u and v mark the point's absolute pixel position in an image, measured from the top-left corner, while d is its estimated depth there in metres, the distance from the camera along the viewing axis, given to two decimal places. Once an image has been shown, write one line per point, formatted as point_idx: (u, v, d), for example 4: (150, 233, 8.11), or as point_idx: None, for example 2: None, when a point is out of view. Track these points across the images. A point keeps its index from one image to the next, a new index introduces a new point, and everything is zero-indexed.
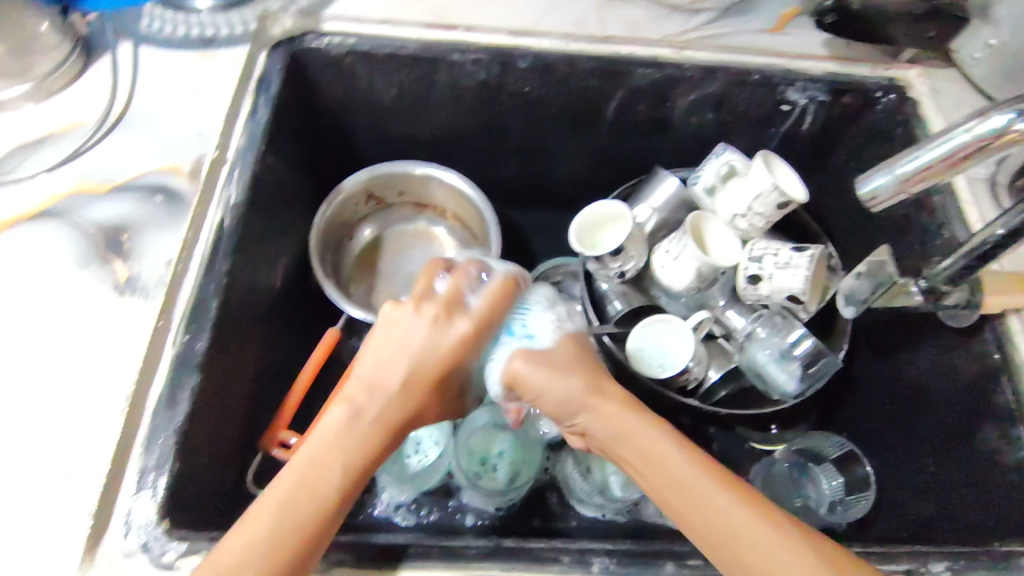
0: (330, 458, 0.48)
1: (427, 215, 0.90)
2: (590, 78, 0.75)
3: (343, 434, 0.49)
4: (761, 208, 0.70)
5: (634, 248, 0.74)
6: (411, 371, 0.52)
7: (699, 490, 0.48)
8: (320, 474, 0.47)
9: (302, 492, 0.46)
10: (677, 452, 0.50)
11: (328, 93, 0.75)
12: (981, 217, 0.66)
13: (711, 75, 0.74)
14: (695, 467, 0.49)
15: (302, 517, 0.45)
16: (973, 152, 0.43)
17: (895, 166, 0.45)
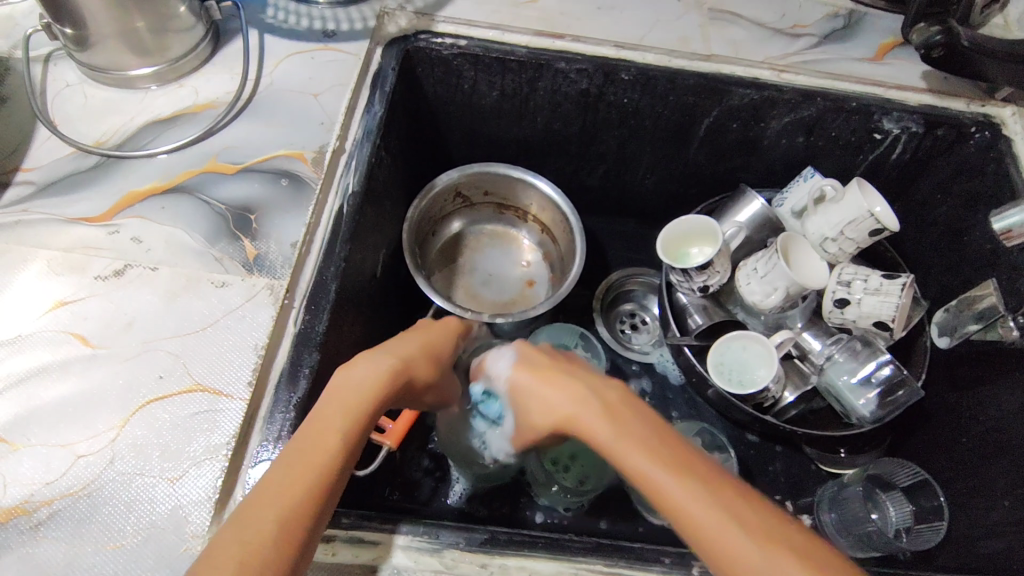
0: (299, 449, 0.43)
1: (507, 217, 0.92)
2: (688, 93, 0.76)
3: (341, 393, 0.47)
4: (853, 234, 0.72)
5: (720, 262, 0.75)
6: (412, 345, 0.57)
7: (695, 511, 0.41)
8: (324, 431, 0.44)
9: (303, 456, 0.43)
10: (653, 451, 0.45)
11: (433, 92, 0.78)
12: None
13: (809, 100, 0.76)
14: (693, 479, 0.42)
15: (305, 473, 0.42)
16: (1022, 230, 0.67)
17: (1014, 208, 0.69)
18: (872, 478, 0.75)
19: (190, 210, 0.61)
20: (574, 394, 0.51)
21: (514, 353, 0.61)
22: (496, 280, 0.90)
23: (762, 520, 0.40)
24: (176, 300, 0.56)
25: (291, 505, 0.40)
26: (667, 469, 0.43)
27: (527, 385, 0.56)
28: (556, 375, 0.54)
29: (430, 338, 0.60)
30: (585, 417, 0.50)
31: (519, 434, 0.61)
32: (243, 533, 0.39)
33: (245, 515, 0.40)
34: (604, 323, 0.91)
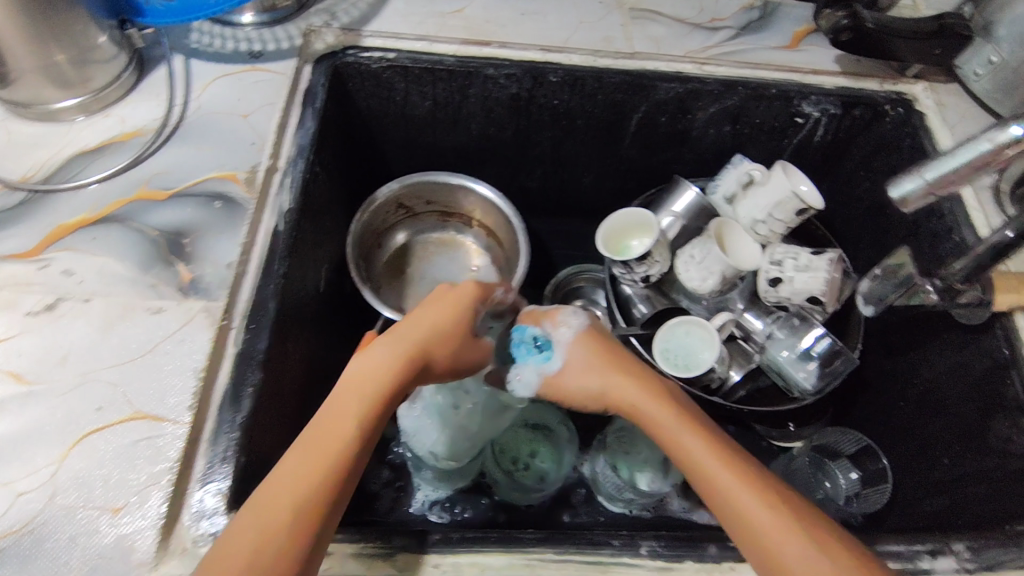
0: (322, 444, 0.46)
1: (453, 224, 0.93)
2: (616, 91, 0.79)
3: (365, 379, 0.50)
4: (781, 215, 0.75)
5: (660, 253, 0.78)
6: (429, 330, 0.55)
7: (718, 476, 0.49)
8: (341, 424, 0.47)
9: (319, 445, 0.46)
10: (708, 441, 0.51)
11: (368, 106, 0.79)
12: (986, 221, 0.69)
13: (731, 90, 0.79)
14: (718, 455, 0.50)
15: (320, 460, 0.45)
16: (952, 179, 0.47)
17: (918, 166, 0.48)
18: (821, 449, 0.79)
19: (123, 239, 0.61)
20: (638, 381, 0.58)
21: (587, 320, 0.63)
22: (447, 287, 0.91)
23: (772, 487, 0.48)
24: (113, 329, 0.56)
25: (309, 491, 0.44)
26: (696, 446, 0.51)
27: (588, 359, 0.60)
28: (619, 360, 0.60)
29: (451, 310, 0.57)
30: (648, 404, 0.56)
31: (563, 384, 0.60)
32: (262, 518, 0.43)
33: (261, 502, 0.44)
34: None
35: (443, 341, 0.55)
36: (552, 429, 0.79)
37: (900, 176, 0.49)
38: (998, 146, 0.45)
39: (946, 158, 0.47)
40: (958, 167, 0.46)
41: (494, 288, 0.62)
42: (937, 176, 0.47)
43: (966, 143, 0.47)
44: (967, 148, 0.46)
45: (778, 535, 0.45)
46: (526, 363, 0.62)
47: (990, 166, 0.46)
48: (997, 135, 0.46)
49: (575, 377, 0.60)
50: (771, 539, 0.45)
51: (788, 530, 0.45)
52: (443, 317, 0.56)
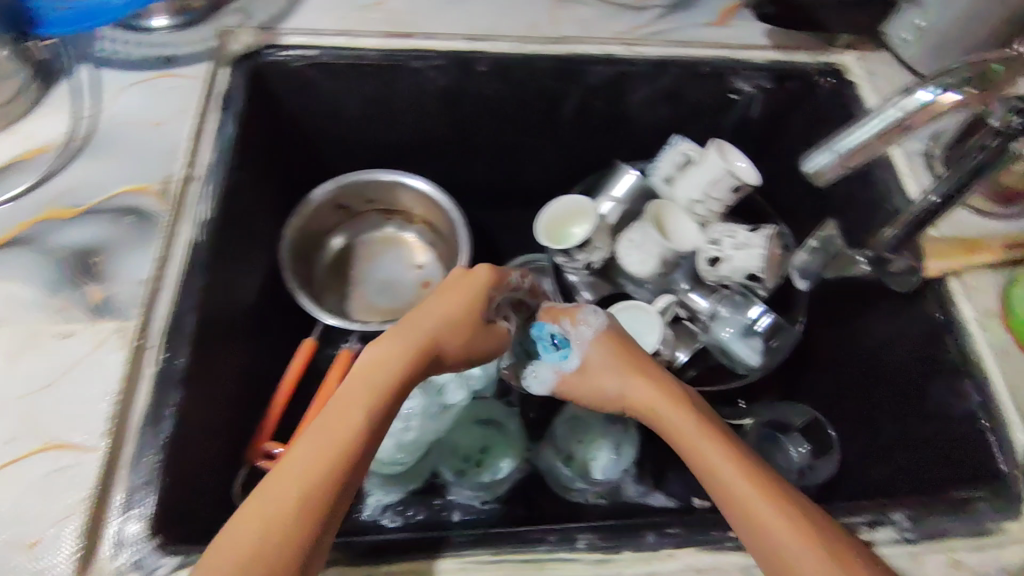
0: (330, 437, 0.44)
1: (395, 222, 0.90)
2: (547, 77, 0.78)
3: (377, 372, 0.48)
4: (717, 194, 0.75)
5: (599, 239, 0.78)
6: (444, 316, 0.54)
7: (734, 480, 0.48)
8: (349, 415, 0.45)
9: (328, 437, 0.44)
10: (725, 445, 0.51)
11: (292, 106, 0.77)
12: (919, 186, 0.70)
13: (662, 70, 0.78)
14: (728, 449, 0.51)
15: (328, 450, 0.43)
16: (866, 148, 0.45)
17: (834, 138, 0.47)
18: (770, 423, 0.79)
19: (32, 263, 0.58)
20: (657, 386, 0.59)
21: (607, 321, 0.65)
22: (392, 287, 0.89)
23: (779, 483, 0.48)
24: (21, 358, 0.54)
25: (316, 485, 0.42)
26: (703, 439, 0.52)
27: (607, 363, 0.62)
28: (638, 365, 0.61)
29: (463, 293, 0.56)
30: (667, 410, 0.56)
31: (580, 381, 0.64)
32: (268, 513, 0.40)
33: (263, 496, 0.41)
34: None
35: (454, 327, 0.55)
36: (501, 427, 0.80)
37: (812, 153, 0.47)
38: (909, 114, 0.44)
39: (862, 129, 0.45)
40: (875, 137, 0.45)
41: (511, 271, 0.62)
42: (859, 149, 0.45)
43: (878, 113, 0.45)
44: (881, 117, 0.45)
45: (783, 520, 0.45)
46: (547, 359, 0.67)
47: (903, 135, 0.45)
48: (908, 101, 0.45)
49: (592, 376, 0.63)
50: (774, 523, 0.46)
51: (791, 518, 0.45)
52: (457, 301, 0.56)
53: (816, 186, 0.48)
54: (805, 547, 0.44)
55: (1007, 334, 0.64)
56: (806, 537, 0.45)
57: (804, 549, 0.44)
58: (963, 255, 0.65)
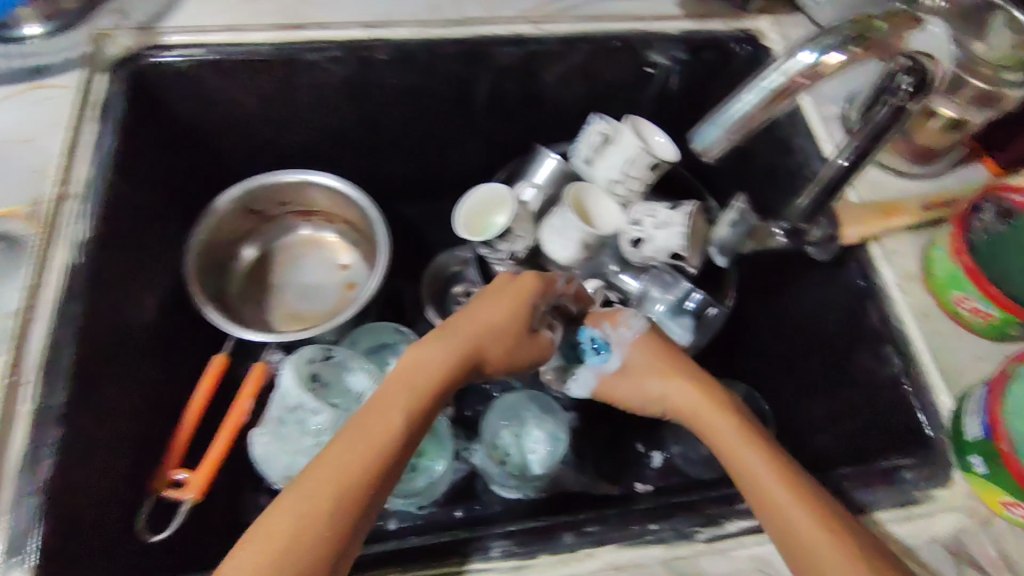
0: (366, 441, 0.47)
1: (314, 222, 0.86)
2: (454, 62, 0.74)
3: (415, 376, 0.51)
4: (636, 173, 0.72)
5: (521, 227, 0.75)
6: (490, 323, 0.57)
7: (763, 479, 0.50)
8: (384, 420, 0.48)
9: (364, 437, 0.47)
10: (761, 447, 0.52)
11: (185, 110, 0.72)
12: (832, 144, 0.69)
13: (573, 47, 0.75)
14: (766, 452, 0.52)
15: (366, 453, 0.46)
16: (748, 122, 0.44)
17: (719, 110, 0.45)
18: None
19: None
20: (696, 388, 0.60)
21: (646, 324, 0.66)
22: (315, 292, 0.85)
23: (807, 482, 0.50)
24: None
25: (347, 492, 0.44)
26: (735, 432, 0.55)
27: (643, 361, 0.63)
28: (681, 365, 0.62)
29: (510, 300, 0.59)
30: (706, 413, 0.58)
31: (616, 382, 0.65)
32: (304, 502, 0.43)
33: (301, 488, 0.44)
34: (439, 309, 0.86)
35: (488, 333, 0.57)
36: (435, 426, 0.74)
37: (701, 128, 0.46)
38: (791, 78, 0.43)
39: (743, 101, 0.44)
40: (756, 109, 0.44)
41: (558, 278, 0.64)
42: (740, 124, 0.44)
43: (759, 81, 0.44)
44: (761, 87, 0.43)
45: (792, 506, 0.48)
46: (587, 362, 0.67)
47: (786, 102, 0.44)
48: (790, 65, 0.43)
49: (631, 377, 0.64)
50: (783, 504, 0.48)
51: (800, 502, 0.48)
52: (501, 308, 0.58)
53: (699, 158, 0.48)
54: (808, 526, 0.46)
55: (928, 295, 0.63)
56: (828, 536, 0.46)
57: (823, 547, 0.45)
58: (880, 218, 0.63)
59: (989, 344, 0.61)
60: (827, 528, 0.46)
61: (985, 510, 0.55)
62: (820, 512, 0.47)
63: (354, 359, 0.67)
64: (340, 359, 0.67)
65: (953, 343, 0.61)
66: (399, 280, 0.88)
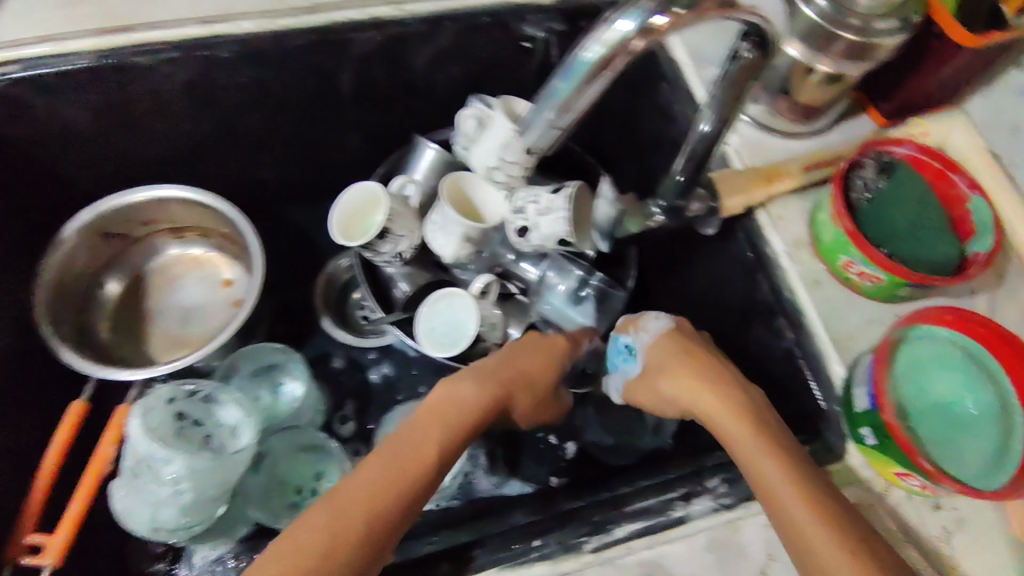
0: (395, 474, 0.50)
1: (189, 238, 0.80)
2: (307, 55, 0.67)
3: (453, 413, 0.56)
4: (512, 156, 0.66)
5: (402, 225, 0.69)
6: (516, 368, 0.63)
7: (770, 477, 0.47)
8: (417, 451, 0.52)
9: (394, 465, 0.51)
10: (775, 445, 0.49)
11: (8, 135, 0.64)
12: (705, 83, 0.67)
13: (438, 26, 0.69)
14: (777, 453, 0.49)
15: (394, 480, 0.49)
16: (571, 106, 0.41)
17: (546, 90, 0.41)
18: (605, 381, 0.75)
19: None
20: (722, 395, 0.56)
21: (671, 324, 0.64)
22: (197, 315, 0.79)
23: (821, 486, 0.47)
24: None
25: (369, 518, 0.47)
26: (746, 430, 0.52)
27: (665, 359, 0.61)
28: (709, 368, 0.59)
29: (543, 353, 0.67)
30: (724, 416, 0.55)
31: (641, 386, 0.64)
32: (342, 514, 0.47)
33: (333, 501, 0.48)
34: (336, 318, 0.81)
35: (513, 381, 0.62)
36: (317, 445, 0.69)
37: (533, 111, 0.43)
38: (613, 49, 0.38)
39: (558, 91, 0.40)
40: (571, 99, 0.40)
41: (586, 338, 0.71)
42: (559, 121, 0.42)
43: (574, 59, 0.39)
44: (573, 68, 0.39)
45: (798, 507, 0.45)
46: (618, 365, 0.67)
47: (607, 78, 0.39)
48: (603, 36, 0.38)
49: (650, 377, 0.62)
50: (790, 499, 0.46)
51: (810, 503, 0.45)
52: (532, 363, 0.65)
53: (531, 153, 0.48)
54: (813, 527, 0.44)
55: (818, 262, 0.60)
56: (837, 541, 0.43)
57: (827, 550, 0.43)
58: (760, 186, 0.60)
59: (881, 308, 0.59)
60: (833, 531, 0.44)
61: (883, 482, 0.54)
62: (830, 518, 0.44)
63: (221, 393, 0.63)
64: (207, 395, 0.62)
65: (846, 309, 0.59)
66: (291, 290, 0.82)
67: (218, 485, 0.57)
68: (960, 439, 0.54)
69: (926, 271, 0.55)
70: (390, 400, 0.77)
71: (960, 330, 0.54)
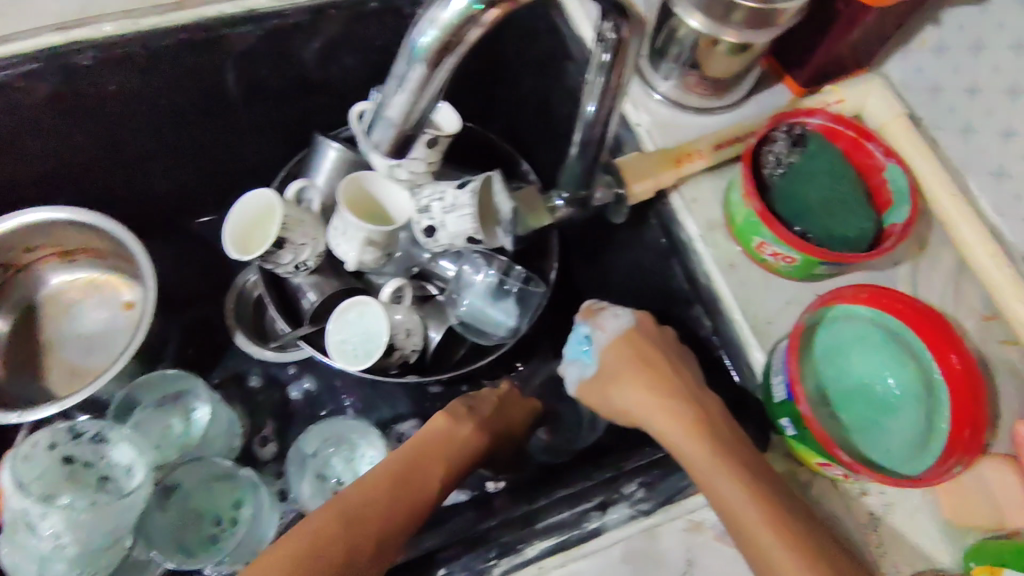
0: (403, 501, 0.52)
1: (83, 261, 0.75)
2: (180, 56, 0.61)
3: (449, 446, 0.58)
4: (414, 152, 0.61)
5: (301, 234, 0.64)
6: (500, 416, 0.64)
7: (746, 514, 0.45)
8: (416, 482, 0.54)
9: (404, 493, 0.53)
10: (748, 475, 0.47)
11: None
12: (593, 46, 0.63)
13: (323, 17, 0.63)
14: (748, 482, 0.46)
15: (408, 505, 0.52)
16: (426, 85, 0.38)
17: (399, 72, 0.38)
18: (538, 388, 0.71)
19: None
20: (679, 411, 0.52)
21: (632, 320, 0.58)
22: (100, 340, 0.74)
23: (798, 520, 0.45)
24: None
25: (377, 537, 0.49)
26: (710, 456, 0.48)
27: (623, 368, 0.57)
28: (667, 379, 0.55)
29: (519, 403, 0.67)
30: (680, 437, 0.51)
31: (595, 389, 0.58)
32: (350, 524, 0.50)
33: (353, 512, 0.50)
34: (249, 329, 0.77)
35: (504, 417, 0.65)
36: (229, 471, 0.65)
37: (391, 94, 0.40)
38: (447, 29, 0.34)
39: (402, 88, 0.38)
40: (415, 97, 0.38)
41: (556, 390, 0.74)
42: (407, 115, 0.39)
43: (413, 41, 0.36)
44: (414, 54, 0.36)
45: (783, 551, 0.43)
46: (574, 358, 0.61)
47: (451, 63, 0.37)
48: (438, 17, 0.34)
49: (606, 384, 0.58)
50: (772, 547, 0.44)
51: (796, 547, 0.43)
52: (512, 408, 0.66)
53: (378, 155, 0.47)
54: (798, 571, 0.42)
55: (734, 243, 0.57)
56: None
57: None
58: (669, 167, 0.57)
59: (802, 290, 0.56)
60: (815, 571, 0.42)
61: (808, 471, 0.53)
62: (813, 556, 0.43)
63: (114, 431, 0.60)
64: (97, 434, 0.60)
65: (764, 293, 0.56)
66: (201, 307, 0.78)
67: (109, 531, 0.56)
68: (884, 422, 0.51)
69: (836, 245, 0.53)
70: (313, 416, 0.74)
71: (883, 310, 0.52)
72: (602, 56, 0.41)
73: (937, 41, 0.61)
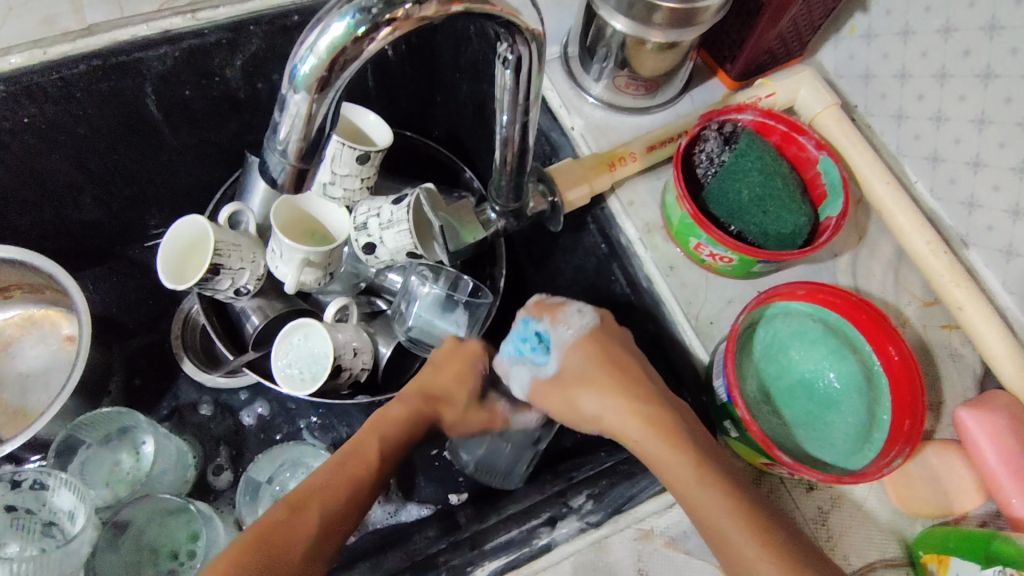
0: (345, 477, 0.52)
1: (16, 298, 0.73)
2: (94, 82, 0.59)
3: (391, 423, 0.57)
4: (344, 168, 0.59)
5: (239, 258, 0.61)
6: (443, 384, 0.61)
7: (726, 524, 0.44)
8: (359, 459, 0.53)
9: (346, 470, 0.52)
10: (722, 482, 0.46)
11: None
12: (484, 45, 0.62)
13: (242, 33, 0.61)
14: (727, 491, 0.46)
15: (348, 479, 0.52)
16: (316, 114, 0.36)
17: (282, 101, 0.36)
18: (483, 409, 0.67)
19: None
20: (650, 417, 0.51)
21: (593, 319, 0.57)
22: (41, 378, 0.72)
23: (774, 522, 0.44)
24: None
25: (320, 519, 0.48)
26: (687, 465, 0.47)
27: (587, 371, 0.55)
28: (631, 381, 0.54)
29: (457, 362, 0.62)
30: (653, 444, 0.50)
31: (553, 391, 0.56)
32: (295, 510, 0.48)
33: (297, 500, 0.49)
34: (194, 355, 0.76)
35: (469, 395, 0.61)
36: (180, 506, 0.63)
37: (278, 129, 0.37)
38: (329, 55, 0.33)
39: (284, 128, 0.37)
40: (296, 141, 0.37)
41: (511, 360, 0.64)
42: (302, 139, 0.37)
43: (293, 67, 0.34)
44: (292, 84, 0.34)
45: (764, 556, 0.43)
46: (522, 357, 0.58)
47: (333, 96, 0.36)
48: (317, 44, 0.33)
49: (569, 386, 0.56)
50: (753, 554, 0.43)
51: (777, 555, 0.42)
52: (453, 367, 0.61)
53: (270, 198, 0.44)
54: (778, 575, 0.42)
55: (672, 245, 0.57)
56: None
57: None
58: (601, 171, 0.57)
59: (742, 288, 0.56)
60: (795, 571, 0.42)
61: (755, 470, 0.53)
62: (793, 558, 0.42)
63: (49, 476, 0.58)
64: (35, 482, 0.58)
65: (705, 293, 0.56)
66: (146, 336, 0.76)
67: None
68: (827, 417, 0.51)
69: (773, 245, 0.53)
70: (267, 439, 0.73)
71: (816, 302, 0.52)
72: (504, 72, 0.40)
73: (866, 28, 0.61)
